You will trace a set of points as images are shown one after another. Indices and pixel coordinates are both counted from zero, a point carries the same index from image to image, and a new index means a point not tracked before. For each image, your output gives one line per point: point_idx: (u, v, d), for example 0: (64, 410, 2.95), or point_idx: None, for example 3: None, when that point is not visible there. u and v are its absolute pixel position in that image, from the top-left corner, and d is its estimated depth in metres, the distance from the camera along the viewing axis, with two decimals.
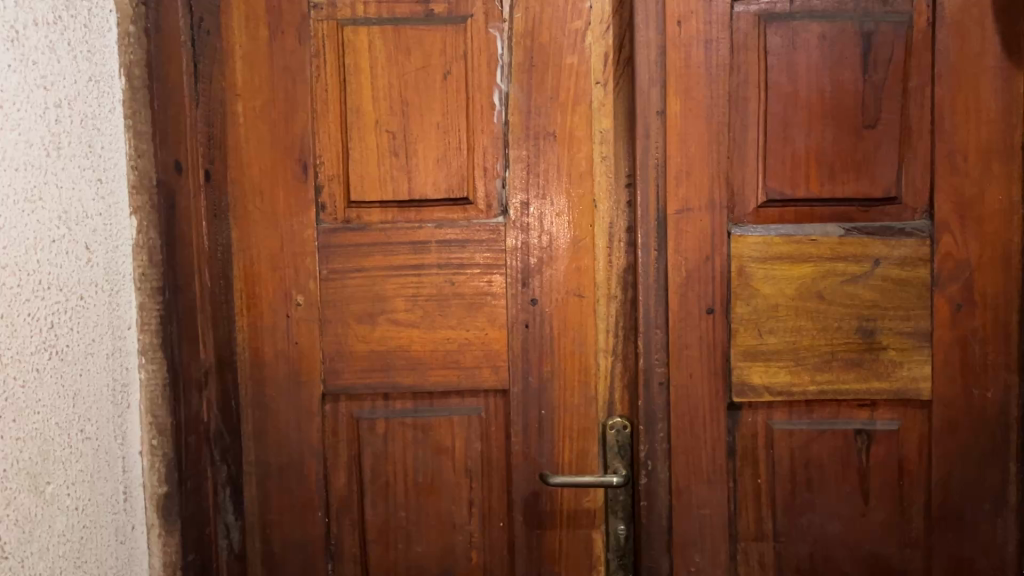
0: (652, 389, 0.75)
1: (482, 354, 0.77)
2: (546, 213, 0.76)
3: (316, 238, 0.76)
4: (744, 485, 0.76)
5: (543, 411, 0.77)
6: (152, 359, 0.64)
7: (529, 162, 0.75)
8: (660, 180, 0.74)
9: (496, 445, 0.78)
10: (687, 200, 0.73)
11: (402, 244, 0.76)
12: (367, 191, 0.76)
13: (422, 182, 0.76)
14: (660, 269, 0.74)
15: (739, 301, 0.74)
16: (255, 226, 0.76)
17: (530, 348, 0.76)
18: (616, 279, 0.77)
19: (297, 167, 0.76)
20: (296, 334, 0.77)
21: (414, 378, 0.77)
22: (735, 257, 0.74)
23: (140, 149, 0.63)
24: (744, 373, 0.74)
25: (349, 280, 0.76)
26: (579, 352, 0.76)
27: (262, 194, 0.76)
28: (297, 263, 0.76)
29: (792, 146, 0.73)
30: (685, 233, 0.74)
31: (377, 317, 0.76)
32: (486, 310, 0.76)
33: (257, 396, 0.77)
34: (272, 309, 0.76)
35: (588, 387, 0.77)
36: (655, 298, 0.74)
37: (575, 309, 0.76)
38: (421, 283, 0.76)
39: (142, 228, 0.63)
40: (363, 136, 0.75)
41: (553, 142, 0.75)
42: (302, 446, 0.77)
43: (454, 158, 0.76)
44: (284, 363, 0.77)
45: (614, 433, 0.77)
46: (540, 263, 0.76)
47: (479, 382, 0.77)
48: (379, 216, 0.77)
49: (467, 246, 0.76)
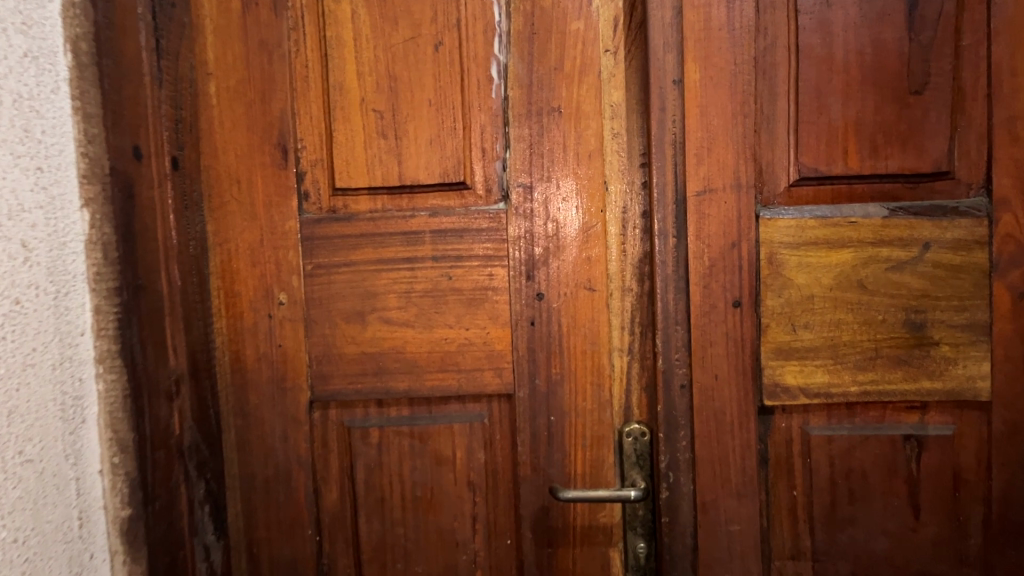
0: (672, 393, 0.67)
1: (484, 355, 0.69)
2: (552, 197, 0.68)
3: (299, 230, 0.69)
4: (779, 497, 0.68)
5: (552, 418, 0.69)
6: (110, 368, 0.57)
7: (531, 141, 0.68)
8: (678, 158, 0.65)
9: (501, 455, 0.71)
10: (710, 179, 0.65)
11: (393, 235, 0.69)
12: (353, 177, 0.69)
13: (413, 166, 0.69)
14: (680, 258, 0.66)
15: (770, 292, 0.66)
16: (232, 218, 0.69)
17: (537, 347, 0.69)
18: (631, 270, 0.69)
19: (276, 152, 0.69)
20: (279, 336, 0.70)
21: (409, 383, 0.70)
22: (765, 244, 0.65)
23: (91, 134, 0.56)
24: (775, 374, 0.66)
25: (336, 276, 0.69)
26: (591, 351, 0.69)
27: (239, 182, 0.69)
28: (279, 258, 0.69)
29: (827, 116, 0.65)
30: (708, 217, 0.65)
31: (368, 315, 0.69)
32: (487, 306, 0.69)
33: (239, 404, 0.70)
34: (253, 309, 0.70)
35: (602, 391, 0.69)
36: (675, 291, 0.67)
37: (586, 304, 0.69)
38: (414, 277, 0.69)
39: (96, 222, 0.56)
40: (348, 117, 0.68)
41: (559, 118, 0.67)
42: (289, 457, 0.70)
43: (449, 138, 0.68)
44: (267, 368, 0.70)
45: (631, 441, 0.69)
46: (546, 254, 0.68)
47: (481, 386, 0.70)
48: (367, 204, 0.69)
49: (465, 235, 0.69)
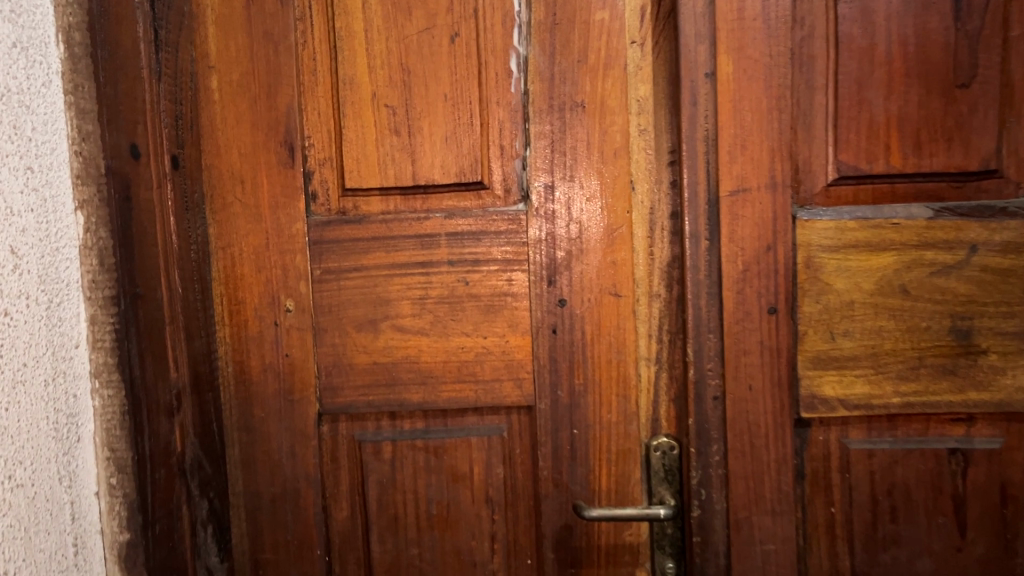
0: (704, 405, 0.63)
1: (503, 365, 0.66)
2: (575, 198, 0.64)
3: (307, 233, 0.65)
4: (816, 515, 0.64)
5: (575, 431, 0.66)
6: (106, 382, 0.53)
7: (553, 138, 0.64)
8: (711, 156, 0.62)
9: (521, 470, 0.67)
10: (744, 178, 0.61)
11: (407, 238, 0.65)
12: (364, 177, 0.65)
13: (428, 165, 0.65)
14: (712, 262, 0.63)
15: (807, 298, 0.62)
16: (236, 220, 0.65)
17: (559, 356, 0.65)
18: (659, 274, 0.65)
19: (282, 150, 0.65)
20: (285, 345, 0.66)
21: (424, 394, 0.66)
22: (802, 247, 0.62)
23: (85, 131, 0.52)
24: (813, 384, 0.62)
25: (346, 282, 0.65)
26: (617, 361, 0.65)
27: (243, 182, 0.65)
28: (285, 263, 0.65)
29: (868, 112, 0.61)
30: (742, 219, 0.62)
31: (380, 323, 0.66)
32: (506, 313, 0.65)
33: (244, 418, 0.66)
34: (258, 317, 0.66)
35: (627, 403, 0.65)
36: (707, 297, 0.63)
37: (611, 311, 0.65)
38: (429, 283, 0.65)
39: (91, 226, 0.52)
40: (359, 113, 0.64)
41: (583, 113, 0.64)
42: (297, 473, 0.67)
43: (465, 135, 0.64)
44: (274, 379, 0.66)
45: (660, 455, 0.65)
46: (569, 257, 0.65)
47: (500, 398, 0.66)
48: (379, 205, 0.66)
49: (483, 238, 0.65)
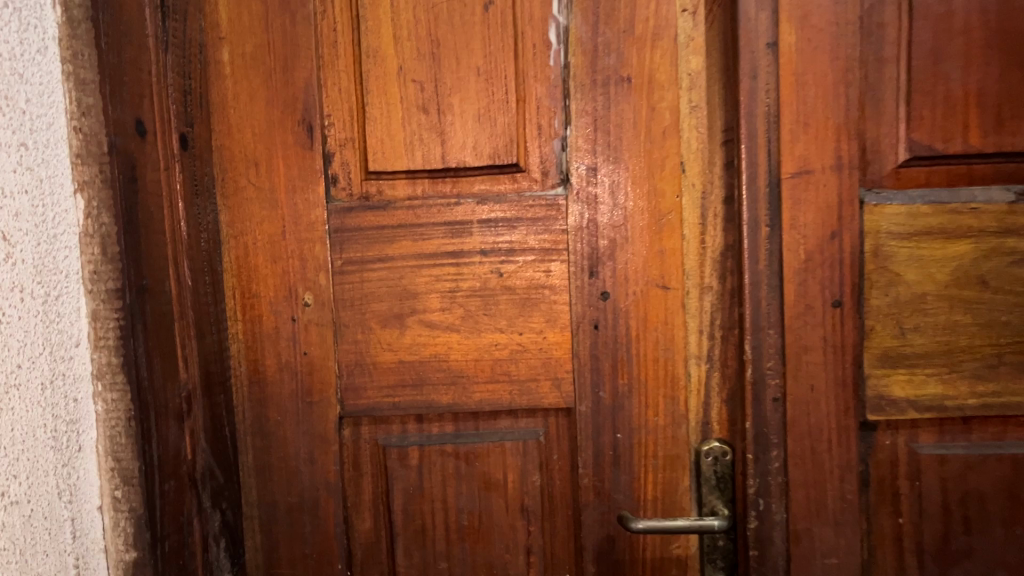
0: (763, 408, 0.58)
1: (540, 363, 0.61)
2: (619, 181, 0.59)
3: (327, 220, 0.60)
4: (881, 526, 0.59)
5: (618, 435, 0.61)
6: (110, 385, 0.48)
7: (596, 116, 0.59)
8: (772, 134, 0.56)
9: (559, 478, 0.62)
10: (807, 159, 0.56)
11: (436, 226, 0.60)
12: (389, 159, 0.60)
13: (459, 146, 0.59)
14: (773, 251, 0.57)
15: (875, 290, 0.57)
16: (249, 207, 0.60)
17: (601, 354, 0.60)
18: (712, 265, 0.60)
19: (300, 129, 0.59)
20: (303, 342, 0.61)
21: (454, 396, 0.61)
22: (869, 235, 0.56)
23: (85, 105, 0.46)
24: (880, 385, 0.57)
25: (370, 273, 0.60)
26: (664, 359, 0.60)
27: (257, 165, 0.60)
28: (303, 252, 0.60)
29: (945, 86, 0.56)
30: (804, 204, 0.56)
31: (407, 319, 0.60)
32: (544, 307, 0.60)
33: (258, 422, 0.61)
34: (273, 312, 0.61)
35: (676, 404, 0.60)
36: (767, 288, 0.57)
37: (659, 304, 0.60)
38: (460, 275, 0.60)
39: (92, 211, 0.47)
40: (385, 89, 0.59)
41: (628, 89, 0.58)
42: (316, 482, 0.61)
43: (500, 113, 0.59)
44: (290, 379, 0.61)
45: (711, 461, 0.60)
46: (613, 246, 0.60)
47: (536, 399, 0.61)
48: (405, 189, 0.60)
49: (518, 226, 0.60)
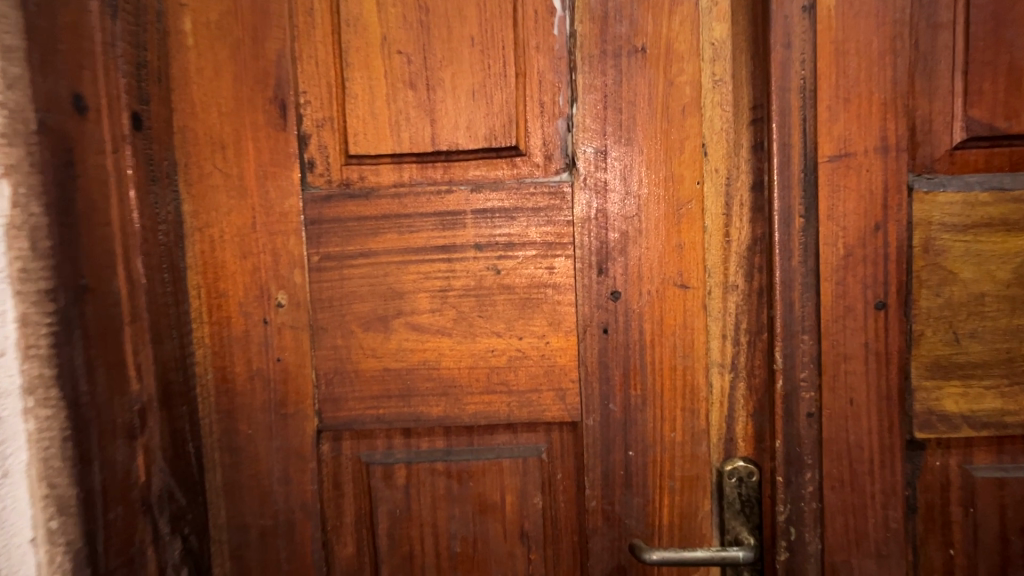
0: (796, 424, 0.51)
1: (542, 372, 0.54)
2: (632, 166, 0.52)
3: (303, 210, 0.53)
4: (930, 558, 0.52)
5: (630, 453, 0.54)
6: (44, 400, 0.40)
7: (606, 92, 0.52)
8: (807, 111, 0.49)
9: (564, 499, 0.55)
10: (847, 140, 0.49)
11: (425, 217, 0.53)
12: (372, 141, 0.53)
13: (450, 127, 0.53)
14: (808, 245, 0.50)
15: (925, 290, 0.50)
16: (214, 195, 0.53)
17: (611, 362, 0.53)
18: (736, 261, 0.53)
19: (272, 107, 0.53)
20: (277, 347, 0.54)
21: (446, 408, 0.54)
22: (919, 227, 0.49)
23: (11, 75, 0.39)
24: (930, 398, 0.50)
25: (351, 270, 0.53)
26: (682, 367, 0.53)
27: (224, 148, 0.53)
28: (276, 247, 0.53)
29: (1008, 54, 0.48)
30: (844, 191, 0.49)
31: (392, 321, 0.54)
32: (546, 308, 0.53)
33: (227, 436, 0.55)
34: (243, 313, 0.54)
35: (696, 418, 0.54)
36: (801, 288, 0.50)
37: (676, 305, 0.53)
38: (452, 272, 0.53)
39: (20, 199, 0.39)
40: (367, 63, 0.52)
41: (643, 60, 0.51)
42: (293, 503, 0.55)
43: (497, 89, 0.52)
44: (262, 389, 0.54)
45: (735, 483, 0.54)
46: (624, 240, 0.53)
47: (538, 412, 0.54)
48: (391, 174, 0.53)
49: (517, 217, 0.53)
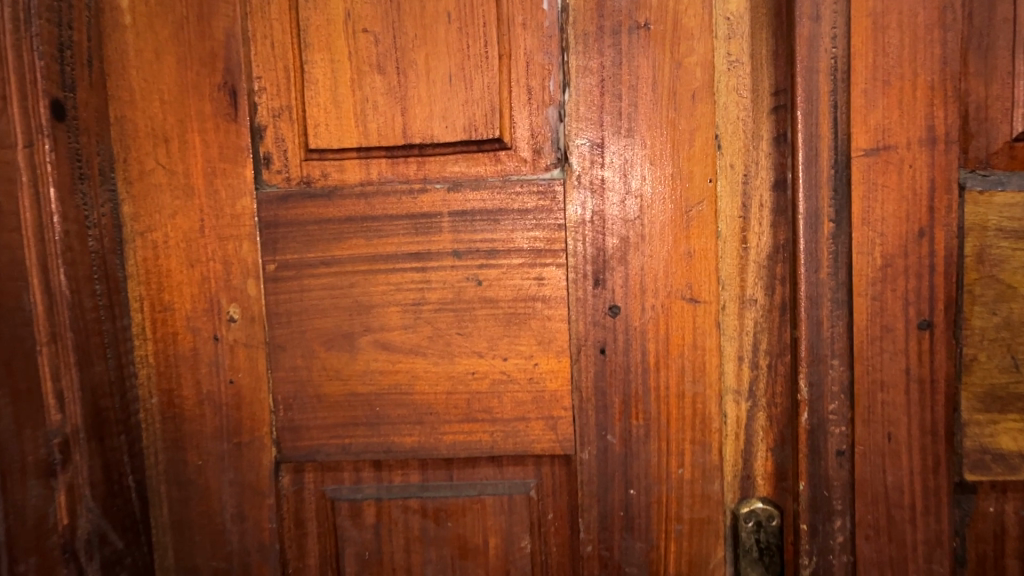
0: (824, 464, 0.44)
1: (530, 398, 0.47)
2: (633, 161, 0.45)
3: (257, 212, 0.47)
4: None
5: (631, 491, 0.47)
6: None
7: (603, 75, 0.45)
8: (839, 96, 0.42)
9: (556, 543, 0.48)
10: (887, 131, 0.42)
11: (395, 220, 0.46)
12: (336, 134, 0.46)
13: (423, 116, 0.46)
14: (839, 254, 0.43)
15: (978, 308, 0.42)
16: (157, 195, 0.47)
17: (608, 387, 0.46)
18: (755, 271, 0.46)
19: (221, 95, 0.46)
20: (229, 368, 0.48)
21: (420, 438, 0.48)
22: (971, 233, 0.42)
23: None
24: (984, 435, 0.43)
25: (312, 281, 0.47)
26: (692, 394, 0.46)
27: (167, 141, 0.46)
28: (226, 254, 0.47)
29: None
30: (882, 191, 0.42)
31: (359, 339, 0.47)
32: (535, 326, 0.47)
33: (175, 468, 0.49)
34: (191, 329, 0.48)
35: (707, 453, 0.46)
36: (831, 306, 0.43)
37: (684, 322, 0.46)
38: (426, 283, 0.47)
39: None
40: (329, 43, 0.46)
41: (645, 38, 0.44)
42: (248, 544, 0.49)
43: (478, 73, 0.45)
44: (213, 415, 0.48)
45: (752, 528, 0.46)
46: (624, 247, 0.46)
47: (525, 444, 0.47)
48: (357, 171, 0.47)
49: (501, 220, 0.46)
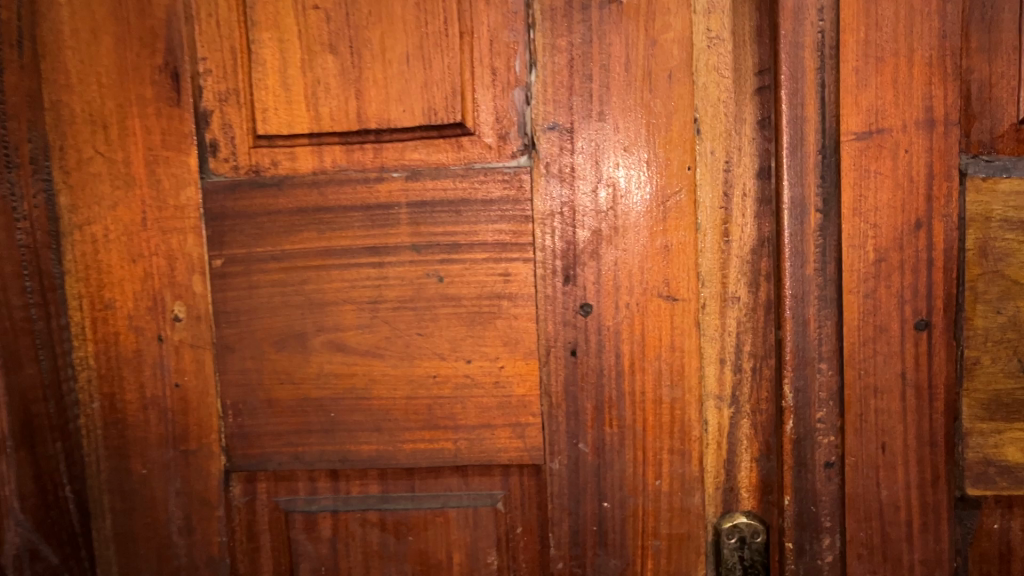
0: (811, 476, 0.40)
1: (495, 403, 0.44)
2: (605, 147, 0.41)
3: (203, 203, 0.44)
4: None
5: (604, 504, 0.43)
6: None
7: (573, 54, 0.41)
8: (826, 75, 0.38)
9: (524, 559, 0.45)
10: (880, 112, 0.38)
11: (349, 211, 0.43)
12: (285, 119, 0.43)
13: (379, 100, 0.42)
14: (827, 247, 0.39)
15: (981, 306, 0.39)
16: (96, 185, 0.44)
17: (580, 392, 0.43)
18: (738, 266, 0.43)
19: (163, 77, 0.43)
20: (174, 370, 0.45)
21: (378, 446, 0.44)
22: (974, 224, 0.38)
23: None
24: (987, 445, 0.39)
25: (262, 277, 0.44)
26: (670, 399, 0.43)
27: (106, 127, 0.43)
28: (170, 249, 0.44)
29: None
30: (875, 178, 0.38)
31: (313, 340, 0.44)
32: (501, 326, 0.43)
33: (118, 477, 0.45)
34: (134, 329, 0.45)
35: (686, 463, 0.43)
36: (818, 304, 0.39)
37: (662, 321, 0.42)
38: (384, 279, 0.43)
39: None
40: (278, 20, 0.42)
41: (618, 14, 0.41)
42: (196, 558, 0.45)
43: (437, 52, 0.42)
44: (158, 421, 0.45)
45: (734, 545, 0.42)
46: (596, 240, 0.42)
47: (490, 453, 0.44)
48: (310, 160, 0.43)
49: (463, 211, 0.43)
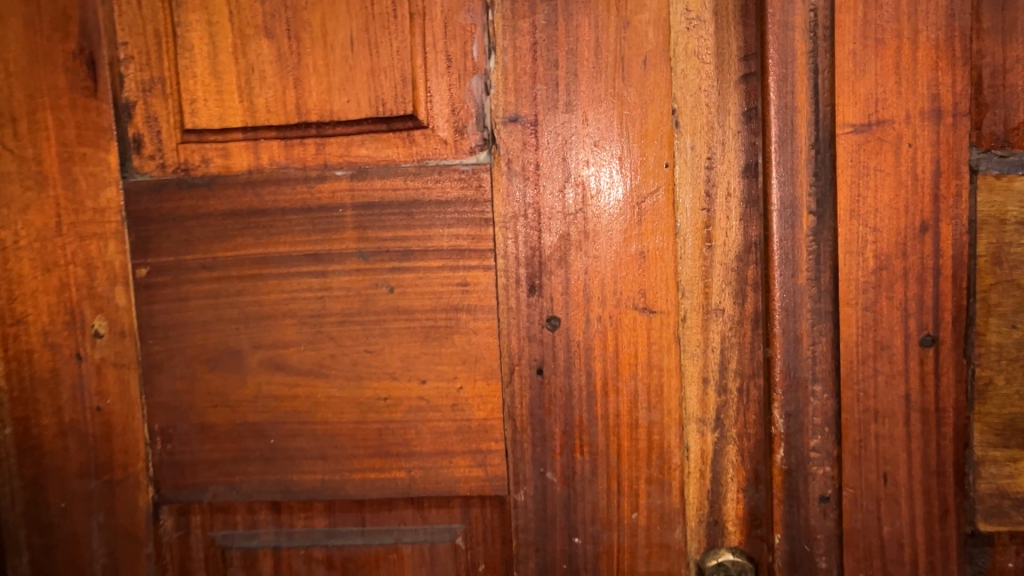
0: (804, 512, 0.36)
1: (454, 427, 0.39)
2: (573, 141, 0.37)
3: (125, 205, 0.39)
4: None
5: (575, 540, 0.39)
6: None
7: (536, 37, 0.37)
8: (820, 59, 0.34)
9: None
10: (881, 101, 0.34)
11: (288, 214, 0.38)
12: (216, 111, 0.38)
13: (321, 89, 0.38)
14: (822, 253, 0.35)
15: (995, 321, 0.34)
16: (5, 185, 0.39)
17: (547, 415, 0.38)
18: (721, 276, 0.38)
19: (77, 64, 0.38)
20: (95, 392, 0.40)
21: (324, 476, 0.40)
22: (986, 228, 0.34)
23: None
24: (1002, 476, 0.35)
25: (194, 288, 0.39)
26: (648, 423, 0.38)
27: (15, 121, 0.39)
28: (89, 257, 0.39)
29: None
30: (875, 176, 0.34)
31: (250, 357, 0.39)
32: (459, 342, 0.39)
33: (35, 510, 0.41)
34: (49, 346, 0.40)
35: (666, 494, 0.38)
36: (812, 318, 0.35)
37: (637, 336, 0.38)
38: (327, 290, 0.39)
39: None
40: (206, 1, 0.38)
41: None
42: None
43: (385, 35, 0.37)
44: (78, 448, 0.40)
45: None
46: (564, 246, 0.38)
47: (448, 483, 0.39)
48: (244, 156, 0.38)
49: (416, 213, 0.38)
